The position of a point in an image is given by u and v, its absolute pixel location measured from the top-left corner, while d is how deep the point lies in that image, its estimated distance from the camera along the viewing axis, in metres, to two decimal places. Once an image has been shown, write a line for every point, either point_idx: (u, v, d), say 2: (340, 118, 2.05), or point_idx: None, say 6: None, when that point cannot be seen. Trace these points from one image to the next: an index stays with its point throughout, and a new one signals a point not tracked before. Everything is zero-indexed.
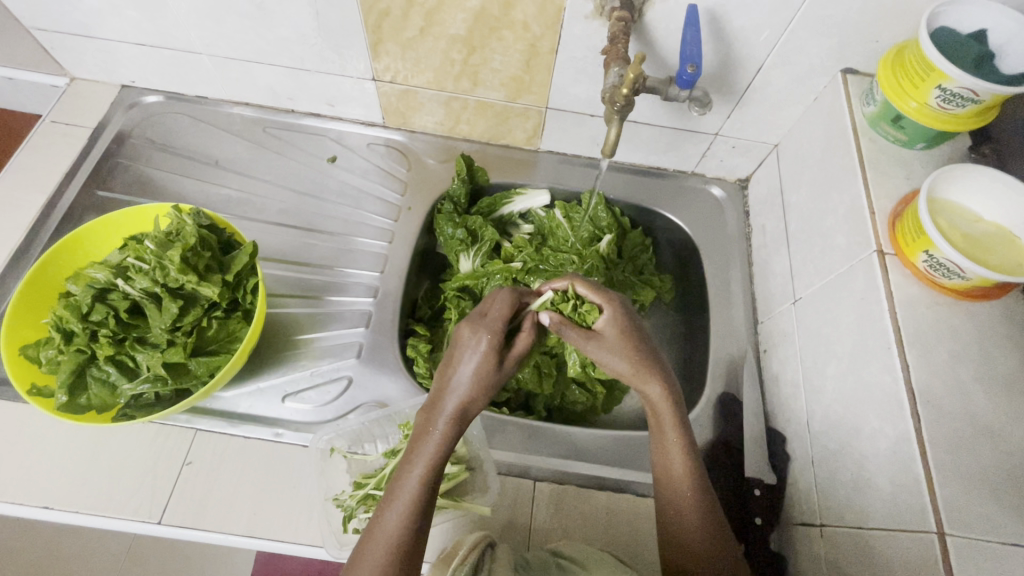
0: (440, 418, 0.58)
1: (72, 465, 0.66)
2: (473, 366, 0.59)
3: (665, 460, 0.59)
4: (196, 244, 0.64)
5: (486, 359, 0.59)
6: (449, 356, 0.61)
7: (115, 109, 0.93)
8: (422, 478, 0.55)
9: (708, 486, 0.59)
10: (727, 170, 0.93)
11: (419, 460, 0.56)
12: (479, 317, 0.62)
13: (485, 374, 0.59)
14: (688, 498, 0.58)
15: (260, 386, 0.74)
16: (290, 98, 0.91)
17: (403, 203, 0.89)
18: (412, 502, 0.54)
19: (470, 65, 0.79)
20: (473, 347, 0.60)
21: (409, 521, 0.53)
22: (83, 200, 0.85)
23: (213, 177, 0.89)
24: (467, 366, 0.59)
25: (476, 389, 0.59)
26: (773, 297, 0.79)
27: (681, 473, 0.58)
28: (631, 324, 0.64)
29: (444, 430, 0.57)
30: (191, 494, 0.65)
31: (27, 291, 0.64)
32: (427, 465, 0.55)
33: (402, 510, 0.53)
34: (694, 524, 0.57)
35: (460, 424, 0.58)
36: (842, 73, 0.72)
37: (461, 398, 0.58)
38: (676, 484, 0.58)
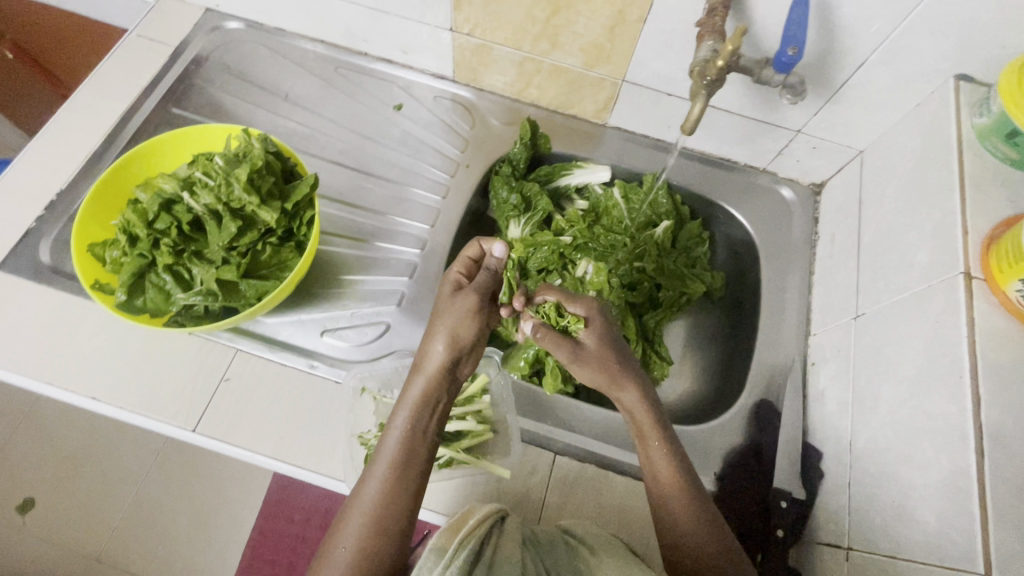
0: (420, 374, 0.64)
1: (121, 363, 0.69)
2: (446, 316, 0.66)
3: (651, 464, 0.60)
4: (262, 167, 0.65)
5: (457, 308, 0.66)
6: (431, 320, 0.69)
7: (196, 31, 0.94)
8: (404, 430, 0.61)
9: (695, 481, 0.60)
10: (801, 172, 0.88)
11: (398, 420, 0.62)
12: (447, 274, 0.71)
13: (460, 312, 0.66)
14: (672, 484, 0.59)
15: (300, 317, 0.75)
16: (365, 39, 0.91)
17: (462, 160, 0.89)
18: (394, 455, 0.59)
19: (551, 25, 0.77)
20: (442, 299, 0.68)
21: (391, 468, 0.58)
22: (158, 115, 0.88)
23: (282, 110, 0.91)
24: (440, 315, 0.66)
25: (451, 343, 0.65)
26: (832, 310, 0.75)
27: (666, 465, 0.60)
28: (611, 340, 0.67)
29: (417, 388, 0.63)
30: (226, 408, 0.68)
31: (100, 192, 0.67)
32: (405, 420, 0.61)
33: (385, 473, 0.58)
34: (680, 512, 0.58)
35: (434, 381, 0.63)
36: (956, 78, 0.65)
37: (436, 358, 0.64)
38: (664, 476, 0.59)
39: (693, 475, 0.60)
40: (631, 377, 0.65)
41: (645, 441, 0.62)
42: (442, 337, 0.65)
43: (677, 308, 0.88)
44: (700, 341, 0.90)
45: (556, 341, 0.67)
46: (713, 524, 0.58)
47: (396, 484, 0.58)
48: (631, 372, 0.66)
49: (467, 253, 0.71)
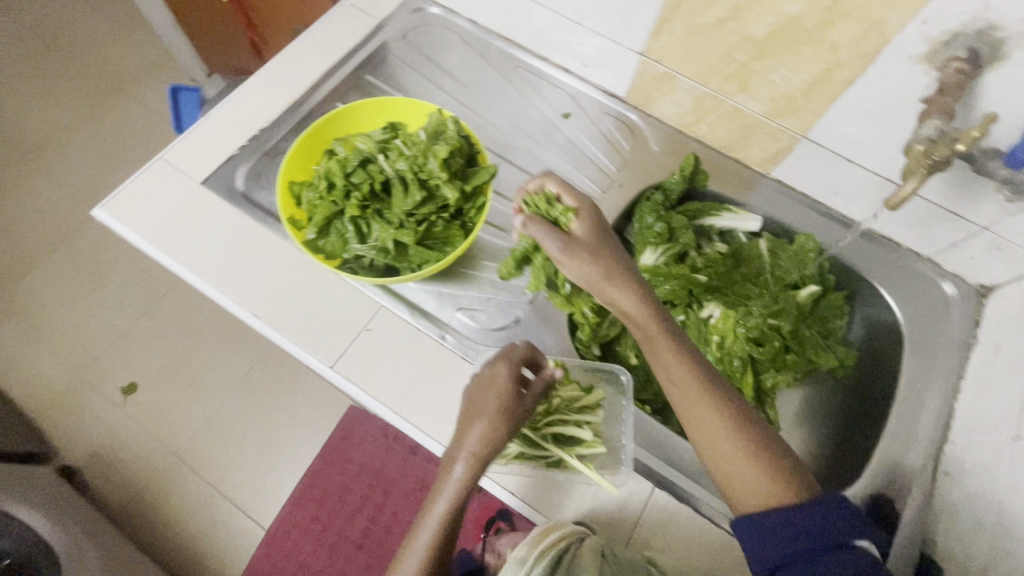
0: (462, 452, 0.62)
1: (284, 291, 0.77)
2: (495, 392, 0.63)
3: (689, 409, 0.59)
4: (456, 150, 0.71)
5: (501, 384, 0.64)
6: (473, 381, 0.66)
7: (400, 9, 1.02)
8: (447, 504, 0.62)
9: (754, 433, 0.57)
10: (972, 269, 0.83)
11: (441, 497, 0.62)
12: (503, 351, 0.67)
13: (505, 390, 0.64)
14: (720, 418, 0.58)
15: (440, 289, 0.80)
16: (551, 46, 0.95)
17: (616, 179, 0.91)
18: (438, 526, 0.62)
19: (748, 69, 0.77)
20: (493, 378, 0.65)
21: (437, 536, 0.62)
22: (353, 79, 0.96)
23: (459, 96, 0.97)
24: (491, 386, 0.64)
25: (498, 419, 0.62)
26: (981, 423, 0.70)
27: (695, 396, 0.59)
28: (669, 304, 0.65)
29: (471, 454, 0.61)
30: (364, 356, 0.74)
31: (308, 138, 0.75)
32: (460, 480, 0.61)
33: (430, 536, 0.63)
34: (727, 449, 0.57)
35: (488, 451, 0.62)
36: None
37: (486, 430, 0.62)
38: (693, 404, 0.59)
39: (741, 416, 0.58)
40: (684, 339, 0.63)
41: (692, 399, 0.59)
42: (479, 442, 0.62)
43: (801, 375, 0.84)
44: (814, 417, 0.86)
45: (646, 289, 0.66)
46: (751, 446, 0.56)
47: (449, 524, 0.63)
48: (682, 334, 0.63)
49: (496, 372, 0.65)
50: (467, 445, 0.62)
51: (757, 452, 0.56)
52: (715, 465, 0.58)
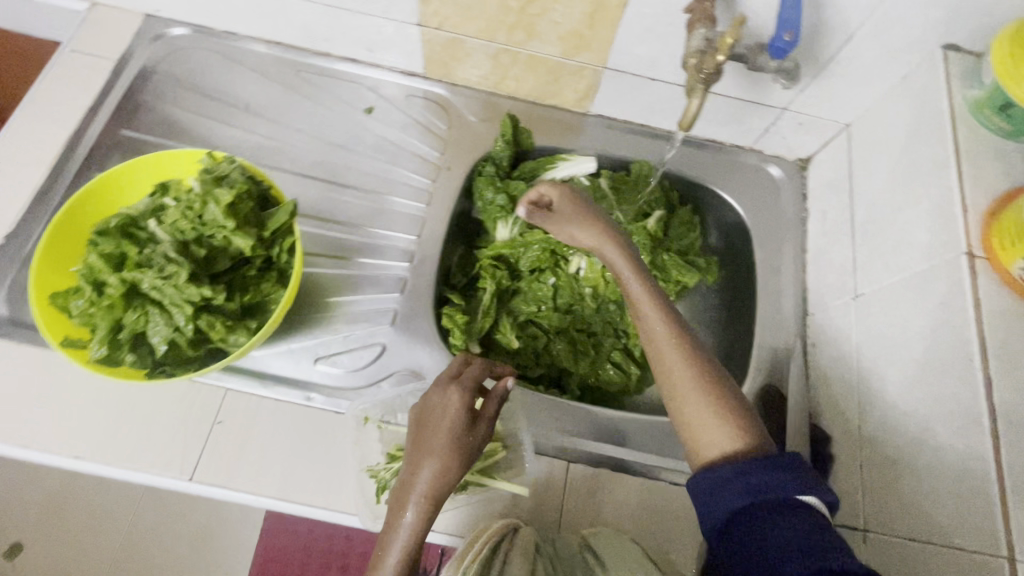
0: (413, 479, 0.57)
1: (102, 418, 0.65)
2: (447, 417, 0.59)
3: (665, 364, 0.58)
4: (243, 191, 0.59)
5: (457, 400, 0.60)
6: (418, 412, 0.61)
7: (138, 40, 0.86)
8: (407, 538, 0.55)
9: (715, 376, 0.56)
10: (788, 148, 0.87)
11: (398, 526, 0.56)
12: (452, 375, 0.63)
13: (454, 407, 0.60)
14: (684, 365, 0.57)
15: (291, 347, 0.71)
16: (325, 39, 0.85)
17: (442, 163, 0.84)
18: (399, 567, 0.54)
19: (526, 14, 0.72)
20: (452, 399, 0.60)
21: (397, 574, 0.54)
22: (107, 139, 0.81)
23: (242, 122, 0.84)
24: (445, 410, 0.60)
25: (451, 451, 0.58)
26: (829, 290, 0.75)
27: (683, 367, 0.56)
28: (632, 261, 0.65)
29: (428, 489, 0.56)
30: (223, 453, 0.65)
31: (55, 237, 0.61)
32: (416, 519, 0.56)
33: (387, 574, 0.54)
34: (693, 407, 0.55)
35: (445, 481, 0.57)
36: (944, 49, 0.64)
37: (444, 463, 0.57)
38: (664, 352, 0.58)
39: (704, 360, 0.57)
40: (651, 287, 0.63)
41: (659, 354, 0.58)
42: (438, 460, 0.57)
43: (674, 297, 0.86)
44: (697, 326, 0.90)
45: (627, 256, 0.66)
46: (713, 391, 0.55)
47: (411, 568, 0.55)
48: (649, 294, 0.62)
49: (450, 397, 0.60)
50: (421, 484, 0.56)
51: (719, 388, 0.55)
52: (699, 439, 0.54)
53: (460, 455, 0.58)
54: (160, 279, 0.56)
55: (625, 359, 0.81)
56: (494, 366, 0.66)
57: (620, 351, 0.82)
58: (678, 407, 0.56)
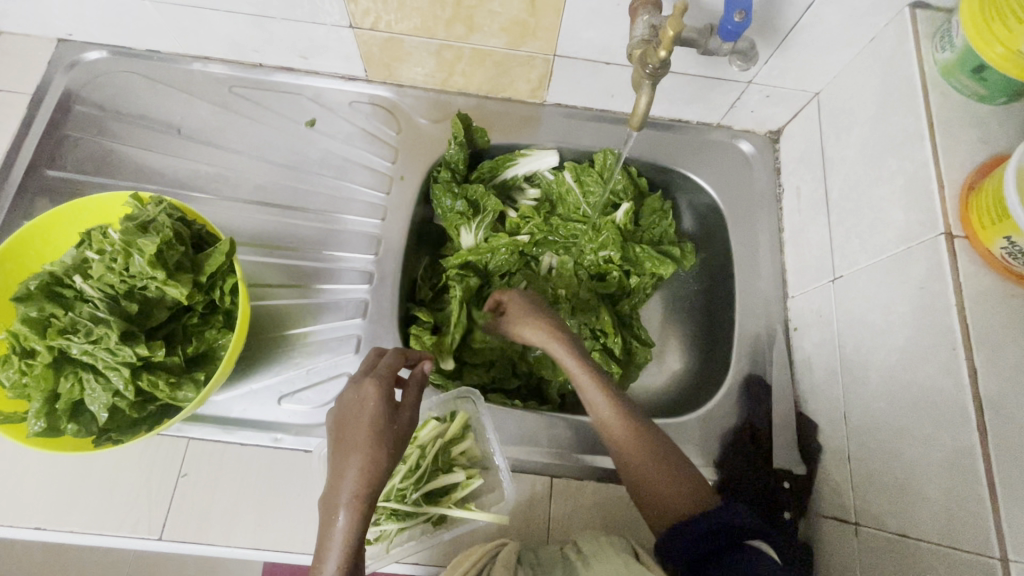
0: (344, 479, 0.48)
1: (60, 484, 0.62)
2: (366, 412, 0.51)
3: (616, 443, 0.59)
4: (171, 237, 0.55)
5: (372, 386, 0.53)
6: (337, 415, 0.53)
7: (54, 69, 0.80)
8: (347, 540, 0.46)
9: (649, 433, 0.59)
10: (756, 122, 0.83)
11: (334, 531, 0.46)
12: (366, 370, 0.57)
13: (371, 396, 0.52)
14: (626, 439, 0.59)
15: (253, 387, 0.68)
16: (255, 50, 0.78)
17: (395, 173, 0.79)
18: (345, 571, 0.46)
19: (463, 7, 0.67)
20: (371, 389, 0.53)
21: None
22: (32, 182, 0.75)
23: (176, 149, 0.79)
24: (365, 403, 0.52)
25: (378, 441, 0.50)
26: (807, 272, 0.72)
27: (629, 444, 0.58)
28: (554, 321, 0.68)
29: (354, 492, 0.47)
30: (191, 508, 0.62)
31: None
32: (346, 530, 0.46)
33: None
34: (645, 476, 0.57)
35: (372, 481, 0.48)
36: (911, 8, 0.60)
37: (367, 459, 0.48)
38: (612, 428, 0.59)
39: (639, 418, 0.60)
40: (570, 341, 0.66)
41: (610, 436, 0.60)
42: (365, 450, 0.49)
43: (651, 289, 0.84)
44: (677, 315, 0.87)
45: (523, 310, 0.69)
46: (660, 458, 0.57)
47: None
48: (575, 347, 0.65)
49: (368, 387, 0.53)
50: (347, 489, 0.47)
51: (665, 457, 0.58)
52: (658, 499, 0.56)
53: (382, 446, 0.49)
54: (89, 343, 0.52)
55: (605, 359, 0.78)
56: (406, 354, 0.62)
57: (600, 352, 0.78)
58: (633, 481, 0.58)
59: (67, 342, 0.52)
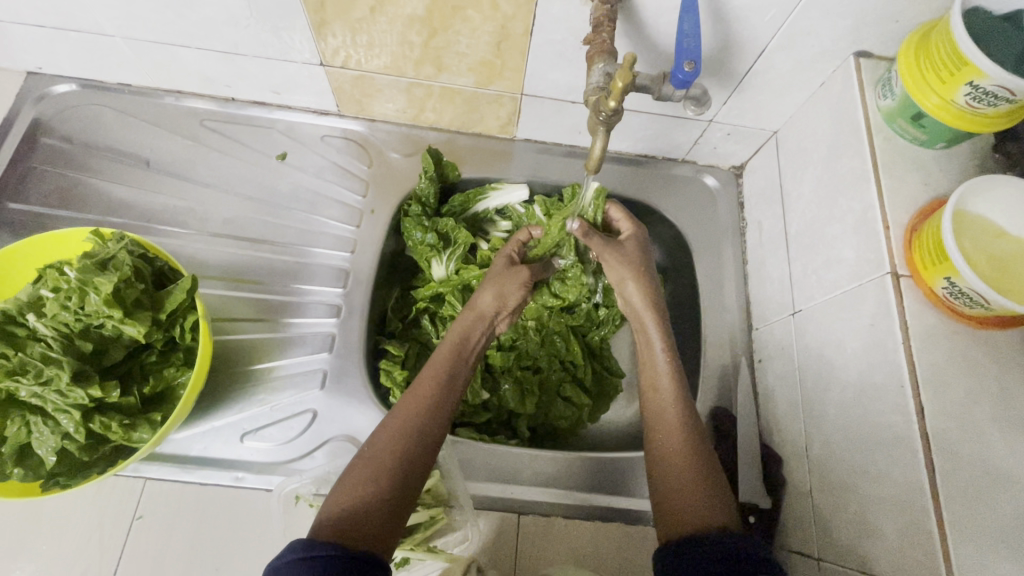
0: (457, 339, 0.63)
1: (7, 530, 0.59)
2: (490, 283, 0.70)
3: (664, 437, 0.58)
4: (130, 275, 0.55)
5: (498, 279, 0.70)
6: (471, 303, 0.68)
7: (22, 101, 0.80)
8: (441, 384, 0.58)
9: (706, 455, 0.56)
10: (720, 158, 0.85)
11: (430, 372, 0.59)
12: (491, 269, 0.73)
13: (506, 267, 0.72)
14: (680, 441, 0.57)
15: (214, 425, 0.66)
16: (227, 85, 0.79)
17: (366, 206, 0.80)
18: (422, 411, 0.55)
19: (432, 48, 0.69)
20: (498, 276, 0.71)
21: (413, 427, 0.53)
22: None
23: (144, 182, 0.78)
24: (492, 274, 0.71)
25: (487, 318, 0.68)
26: (770, 304, 0.74)
27: (677, 444, 0.57)
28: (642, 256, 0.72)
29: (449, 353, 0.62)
30: (145, 552, 0.60)
31: None
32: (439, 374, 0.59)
33: (406, 417, 0.54)
34: (680, 482, 0.54)
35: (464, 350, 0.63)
36: (855, 56, 0.63)
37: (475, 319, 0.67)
38: (666, 423, 0.59)
39: (698, 429, 0.58)
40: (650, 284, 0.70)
41: (662, 433, 0.58)
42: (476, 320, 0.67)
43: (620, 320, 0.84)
44: None
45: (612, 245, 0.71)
46: (698, 472, 0.54)
47: (409, 446, 0.52)
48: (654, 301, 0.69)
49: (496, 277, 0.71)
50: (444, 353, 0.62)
51: (706, 471, 0.54)
52: (681, 511, 0.51)
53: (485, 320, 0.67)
54: (39, 385, 0.50)
55: (576, 392, 0.78)
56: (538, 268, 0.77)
57: (570, 383, 0.78)
58: (664, 482, 0.55)
59: (15, 384, 0.50)
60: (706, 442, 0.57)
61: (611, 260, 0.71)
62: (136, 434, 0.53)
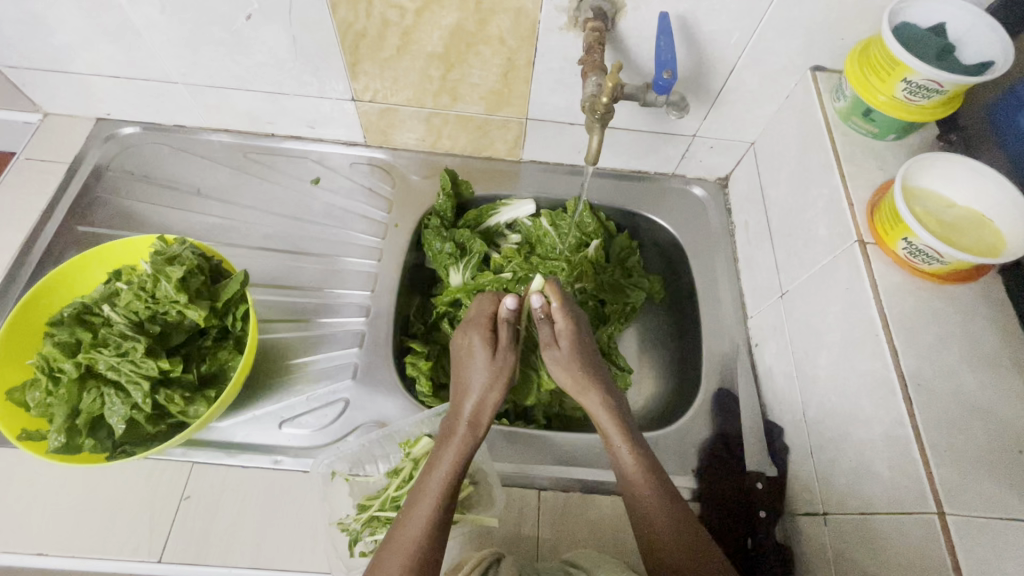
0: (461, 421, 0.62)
1: (65, 511, 0.64)
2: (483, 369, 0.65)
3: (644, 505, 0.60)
4: (195, 267, 0.63)
5: (490, 377, 0.64)
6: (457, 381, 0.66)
7: (91, 142, 0.92)
8: (449, 472, 0.58)
9: (671, 488, 0.61)
10: (706, 170, 0.95)
11: (441, 461, 0.59)
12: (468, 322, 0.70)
13: (505, 351, 0.66)
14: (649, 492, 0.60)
15: (255, 414, 0.72)
16: (269, 121, 0.91)
17: (390, 221, 0.89)
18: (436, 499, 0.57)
19: (448, 81, 0.80)
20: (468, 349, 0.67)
21: (433, 517, 0.55)
22: (63, 237, 0.84)
23: (195, 206, 0.88)
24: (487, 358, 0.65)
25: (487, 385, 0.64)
26: (761, 291, 0.81)
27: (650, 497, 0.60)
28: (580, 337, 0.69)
29: (441, 480, 0.58)
30: (191, 530, 0.64)
31: (11, 332, 0.62)
32: (428, 515, 0.55)
33: (424, 505, 0.56)
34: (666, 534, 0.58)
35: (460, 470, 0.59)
36: (812, 70, 0.74)
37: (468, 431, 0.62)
38: (640, 494, 0.60)
39: (661, 471, 0.62)
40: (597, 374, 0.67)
41: (634, 493, 0.61)
42: (485, 384, 0.64)
43: (625, 318, 0.90)
44: (652, 343, 0.94)
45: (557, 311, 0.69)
46: (678, 527, 0.58)
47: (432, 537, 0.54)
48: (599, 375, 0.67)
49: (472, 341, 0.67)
50: (437, 478, 0.58)
51: (684, 523, 0.58)
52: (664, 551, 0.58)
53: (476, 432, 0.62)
54: (117, 356, 0.58)
55: None
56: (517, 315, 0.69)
57: None
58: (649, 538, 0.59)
59: (96, 357, 0.58)
60: (665, 475, 0.62)
61: (552, 362, 0.68)
62: (193, 406, 0.59)
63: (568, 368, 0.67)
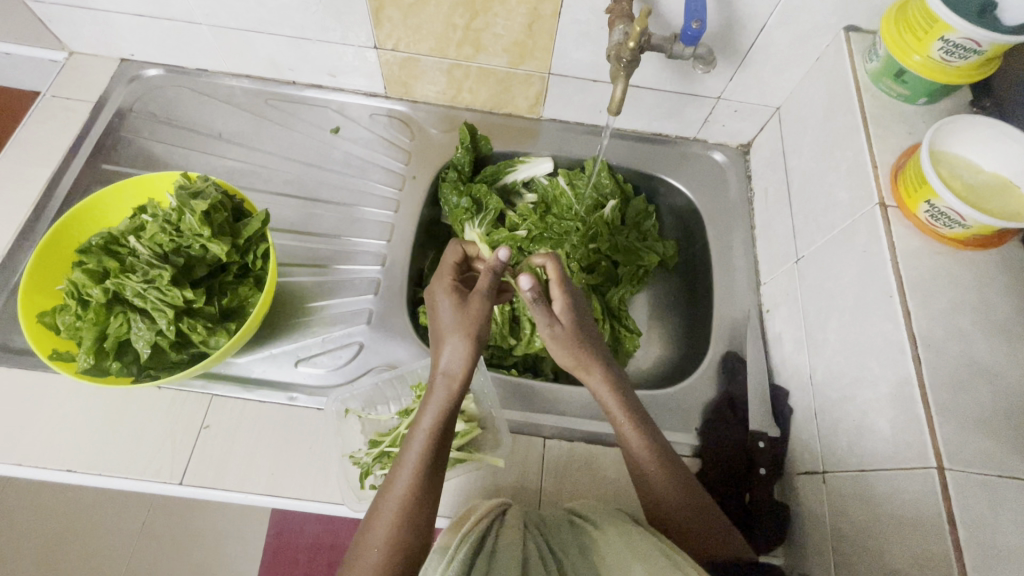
0: (443, 382, 0.60)
1: (92, 432, 0.67)
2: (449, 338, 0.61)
3: (648, 484, 0.61)
4: (218, 202, 0.64)
5: (459, 330, 0.61)
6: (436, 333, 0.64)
7: (115, 82, 0.93)
8: (428, 436, 0.58)
9: (672, 455, 0.61)
10: (728, 136, 0.93)
11: (423, 420, 0.59)
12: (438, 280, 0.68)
13: (460, 317, 0.62)
14: (654, 468, 0.60)
15: (273, 352, 0.75)
16: (290, 69, 0.91)
17: (408, 173, 0.90)
18: (420, 460, 0.57)
19: (472, 30, 0.79)
20: (444, 305, 0.64)
21: (416, 478, 0.57)
22: (88, 174, 0.85)
23: (216, 149, 0.89)
24: (446, 327, 0.62)
25: (460, 339, 0.60)
26: (776, 258, 0.80)
27: (657, 475, 0.60)
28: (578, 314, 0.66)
29: (422, 447, 0.58)
30: (209, 456, 0.67)
31: (42, 259, 0.64)
32: (413, 475, 0.57)
33: (407, 468, 0.57)
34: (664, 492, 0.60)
35: (440, 432, 0.58)
36: (845, 30, 0.72)
37: (445, 397, 0.59)
38: (651, 480, 0.60)
39: (667, 447, 0.62)
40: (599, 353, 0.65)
41: (648, 478, 0.61)
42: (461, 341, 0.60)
43: (638, 281, 0.90)
44: (663, 308, 0.94)
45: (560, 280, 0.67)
46: (680, 490, 0.60)
47: (418, 494, 0.56)
48: (599, 351, 0.65)
49: (444, 306, 0.64)
50: (419, 438, 0.58)
51: (679, 477, 0.60)
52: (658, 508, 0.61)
53: (453, 395, 0.60)
54: (144, 283, 0.60)
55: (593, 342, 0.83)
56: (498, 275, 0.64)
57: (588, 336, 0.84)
58: (656, 508, 0.61)
59: (124, 283, 0.60)
60: (672, 450, 0.62)
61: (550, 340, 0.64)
62: (213, 338, 0.62)
63: (565, 346, 0.64)
